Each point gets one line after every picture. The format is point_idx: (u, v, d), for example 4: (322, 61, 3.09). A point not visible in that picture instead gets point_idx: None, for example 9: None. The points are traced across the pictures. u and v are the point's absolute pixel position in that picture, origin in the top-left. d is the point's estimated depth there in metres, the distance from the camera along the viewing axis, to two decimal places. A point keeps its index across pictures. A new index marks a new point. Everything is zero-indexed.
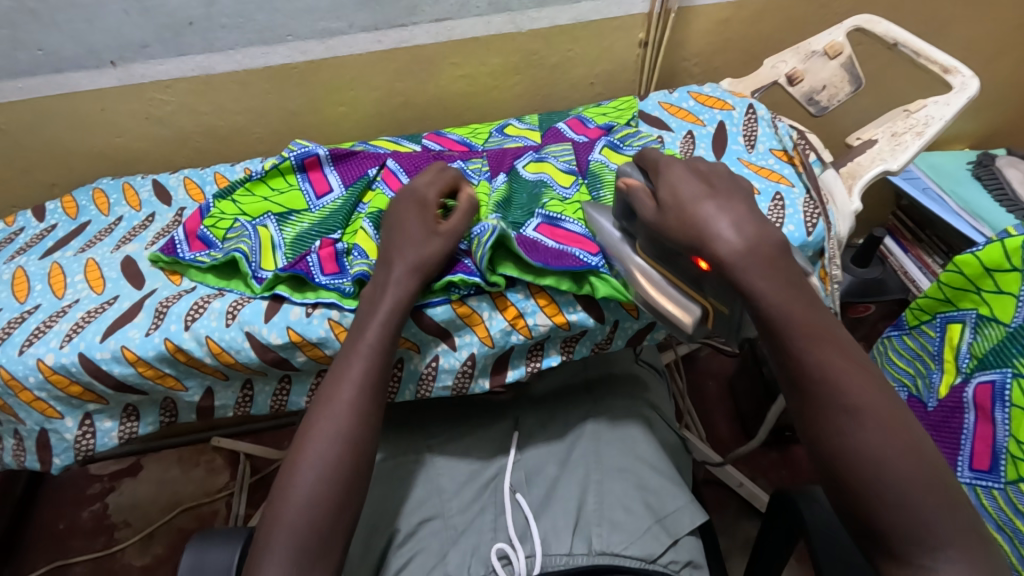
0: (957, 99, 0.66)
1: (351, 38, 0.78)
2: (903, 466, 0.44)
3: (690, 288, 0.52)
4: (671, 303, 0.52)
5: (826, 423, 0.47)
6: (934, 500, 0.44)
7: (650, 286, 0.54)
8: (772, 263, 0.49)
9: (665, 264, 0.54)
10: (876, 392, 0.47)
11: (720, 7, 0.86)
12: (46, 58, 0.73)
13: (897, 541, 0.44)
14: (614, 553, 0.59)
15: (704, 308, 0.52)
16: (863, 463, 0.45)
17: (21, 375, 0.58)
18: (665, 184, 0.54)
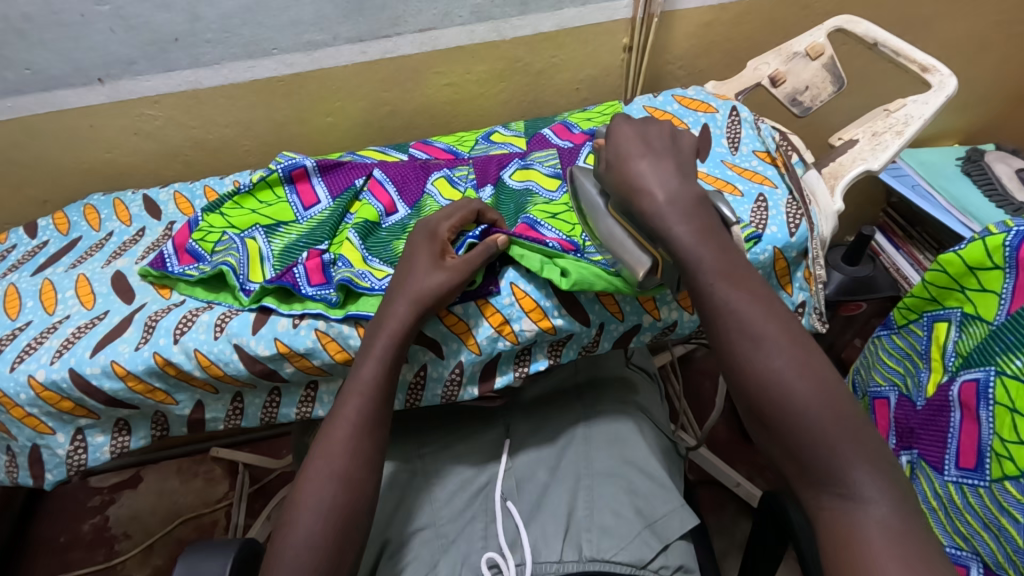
0: (935, 98, 0.66)
1: (335, 50, 0.79)
2: (805, 388, 0.44)
3: (643, 239, 0.54)
4: (622, 253, 0.54)
5: (736, 355, 0.47)
6: (840, 421, 0.43)
7: (610, 238, 0.55)
8: (689, 211, 0.52)
9: (625, 216, 0.55)
10: (778, 319, 0.47)
11: (702, 11, 0.86)
12: (34, 77, 0.74)
13: (817, 470, 0.43)
14: (604, 559, 0.60)
15: (654, 258, 0.53)
16: (778, 396, 0.45)
17: (12, 392, 0.59)
18: (613, 148, 0.57)
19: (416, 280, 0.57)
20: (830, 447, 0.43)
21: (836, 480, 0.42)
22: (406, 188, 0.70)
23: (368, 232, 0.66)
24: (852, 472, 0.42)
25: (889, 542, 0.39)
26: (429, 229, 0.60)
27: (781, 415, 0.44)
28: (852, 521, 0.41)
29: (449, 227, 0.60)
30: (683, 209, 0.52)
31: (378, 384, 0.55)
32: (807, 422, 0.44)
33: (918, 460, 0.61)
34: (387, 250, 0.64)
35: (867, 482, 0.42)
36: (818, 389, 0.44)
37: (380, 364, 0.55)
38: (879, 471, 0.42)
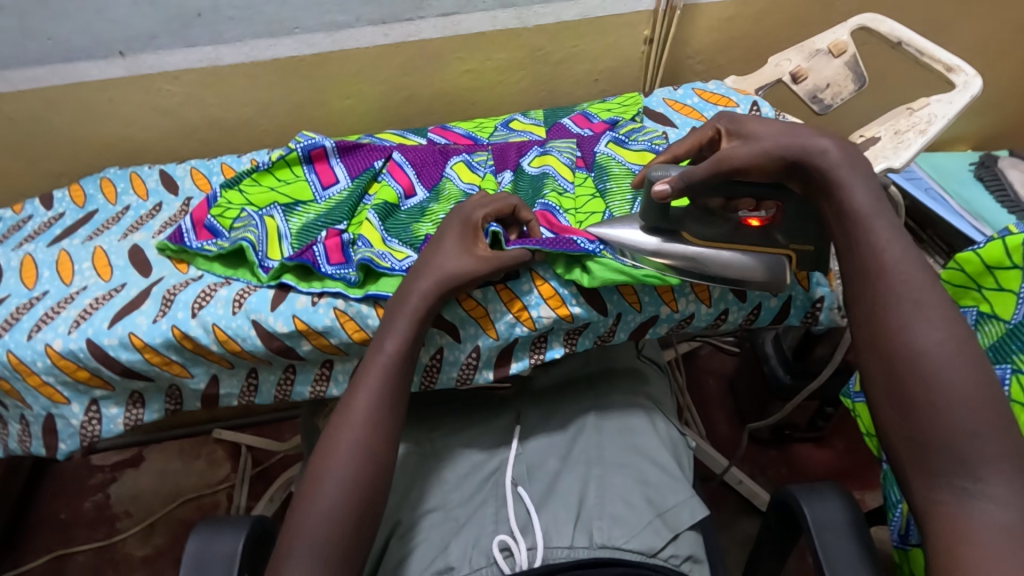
0: (960, 98, 0.66)
1: (357, 32, 0.79)
2: (963, 381, 0.43)
3: (759, 245, 0.57)
4: (754, 259, 0.56)
5: (889, 321, 0.46)
6: (989, 419, 0.42)
7: (728, 256, 0.56)
8: (870, 173, 0.52)
9: (722, 237, 0.57)
10: (944, 304, 0.46)
11: (724, 6, 0.86)
12: (55, 48, 0.74)
13: (944, 451, 0.42)
14: (615, 546, 0.59)
15: (789, 254, 0.57)
16: (926, 377, 0.44)
17: (29, 360, 0.59)
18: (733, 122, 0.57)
19: (437, 256, 0.57)
20: (968, 437, 0.42)
21: (962, 472, 0.41)
22: (426, 171, 0.70)
23: (387, 214, 0.66)
24: (987, 469, 0.40)
25: (1008, 548, 0.38)
26: (464, 217, 0.59)
27: (921, 396, 0.43)
28: (969, 516, 0.40)
29: (484, 216, 0.59)
30: (859, 165, 0.52)
31: (400, 368, 0.55)
32: (947, 409, 0.42)
33: None
34: (407, 232, 0.65)
35: (996, 481, 0.40)
36: (965, 375, 0.43)
37: (400, 339, 0.55)
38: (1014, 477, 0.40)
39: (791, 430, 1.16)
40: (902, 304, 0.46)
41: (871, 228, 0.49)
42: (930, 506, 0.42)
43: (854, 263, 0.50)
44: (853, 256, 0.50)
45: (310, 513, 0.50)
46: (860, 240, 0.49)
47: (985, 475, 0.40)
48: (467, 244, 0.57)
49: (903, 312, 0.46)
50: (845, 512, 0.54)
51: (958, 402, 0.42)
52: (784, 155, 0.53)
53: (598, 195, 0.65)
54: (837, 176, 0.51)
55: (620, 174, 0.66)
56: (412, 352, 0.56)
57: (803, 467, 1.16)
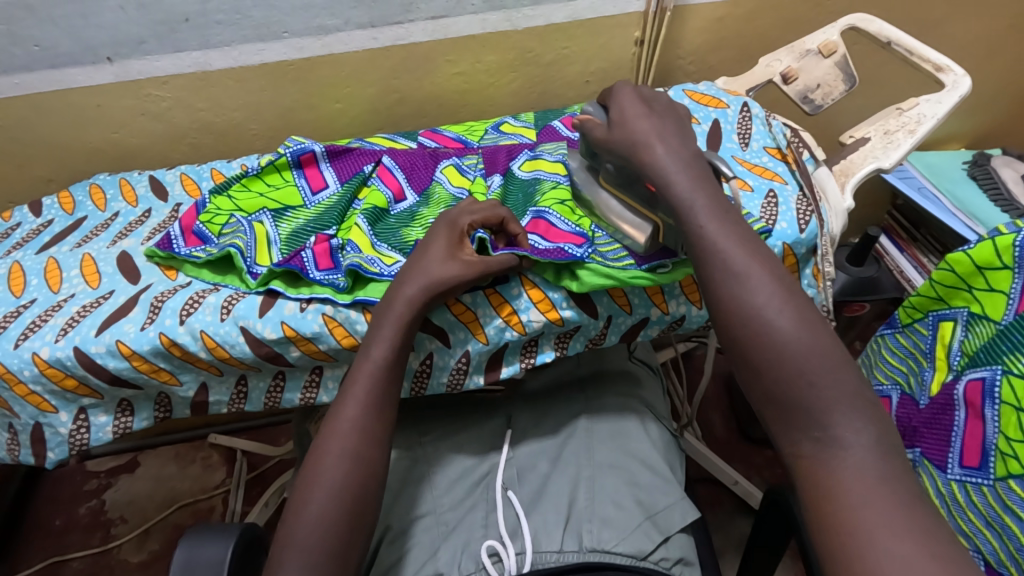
0: (948, 98, 0.66)
1: (346, 35, 0.79)
2: (791, 336, 0.46)
3: (641, 207, 0.57)
4: (623, 223, 0.58)
5: (722, 293, 0.49)
6: (820, 365, 0.45)
7: (607, 211, 0.59)
8: (689, 163, 0.54)
9: (621, 187, 0.59)
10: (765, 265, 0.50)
11: (714, 7, 0.86)
12: (42, 54, 0.74)
13: (794, 410, 0.45)
14: (605, 550, 0.59)
15: (655, 224, 0.56)
16: (763, 341, 0.46)
17: (16, 369, 0.58)
18: (615, 110, 0.60)
19: (424, 262, 0.57)
20: (809, 388, 0.44)
21: (811, 422, 0.44)
22: (415, 175, 0.70)
23: (377, 218, 0.66)
24: (833, 417, 0.43)
25: (866, 490, 0.40)
26: (450, 222, 0.60)
27: (764, 356, 0.46)
28: (828, 466, 0.42)
29: (470, 222, 0.59)
30: (683, 161, 0.54)
31: (388, 373, 0.55)
32: (785, 367, 0.45)
33: (920, 458, 0.61)
34: (396, 237, 0.64)
35: (843, 424, 0.43)
36: (800, 332, 0.46)
37: (387, 343, 0.55)
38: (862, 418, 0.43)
39: None
40: (719, 275, 0.49)
41: (694, 210, 0.51)
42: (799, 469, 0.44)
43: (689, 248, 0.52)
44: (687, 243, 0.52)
45: (303, 516, 0.50)
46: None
47: (829, 419, 0.43)
48: (455, 249, 0.57)
49: (726, 282, 0.49)
50: None
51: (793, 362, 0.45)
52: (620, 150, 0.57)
53: None
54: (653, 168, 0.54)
55: None
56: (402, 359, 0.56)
57: None
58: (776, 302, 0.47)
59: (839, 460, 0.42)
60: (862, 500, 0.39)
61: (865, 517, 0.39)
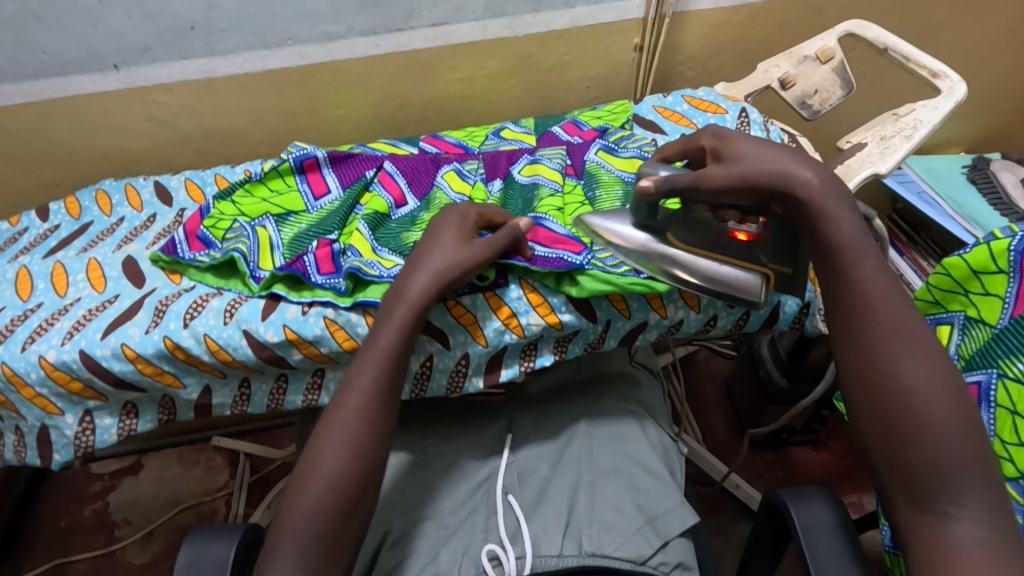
0: (944, 104, 0.66)
1: (349, 42, 0.80)
2: (950, 415, 0.44)
3: (743, 261, 0.56)
4: (732, 279, 0.55)
5: (877, 353, 0.47)
6: (970, 450, 0.43)
7: (705, 267, 0.55)
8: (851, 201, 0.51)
9: (705, 246, 0.56)
10: (921, 327, 0.47)
11: (714, 13, 0.87)
12: (50, 61, 0.75)
13: (927, 483, 0.43)
14: (605, 554, 0.60)
15: (766, 274, 0.56)
16: (914, 408, 0.44)
17: (23, 371, 0.59)
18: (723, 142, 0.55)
19: (434, 258, 0.57)
20: (952, 467, 0.43)
21: (941, 496, 0.43)
22: (417, 180, 0.71)
23: (378, 223, 0.67)
24: (965, 495, 0.42)
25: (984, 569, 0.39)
26: (460, 212, 0.61)
27: (905, 422, 0.44)
28: (946, 538, 0.41)
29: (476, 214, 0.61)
30: (844, 196, 0.51)
31: (389, 378, 0.55)
32: (931, 441, 0.43)
33: None
34: (397, 241, 0.65)
35: (974, 506, 0.42)
36: (960, 408, 0.44)
37: (388, 349, 0.56)
38: (985, 500, 0.42)
39: (788, 433, 1.16)
40: (887, 337, 0.47)
41: (858, 261, 0.49)
42: (913, 536, 0.43)
43: (840, 295, 0.50)
44: (836, 288, 0.50)
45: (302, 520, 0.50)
46: (841, 265, 0.50)
47: (965, 499, 0.42)
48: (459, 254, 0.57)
49: (893, 345, 0.46)
50: (830, 515, 0.54)
51: (950, 440, 0.43)
52: (768, 187, 0.51)
53: (587, 203, 0.66)
54: (820, 208, 0.50)
55: (608, 181, 0.67)
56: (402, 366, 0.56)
57: (799, 469, 1.16)
58: (936, 370, 0.45)
59: (958, 534, 0.41)
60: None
61: None
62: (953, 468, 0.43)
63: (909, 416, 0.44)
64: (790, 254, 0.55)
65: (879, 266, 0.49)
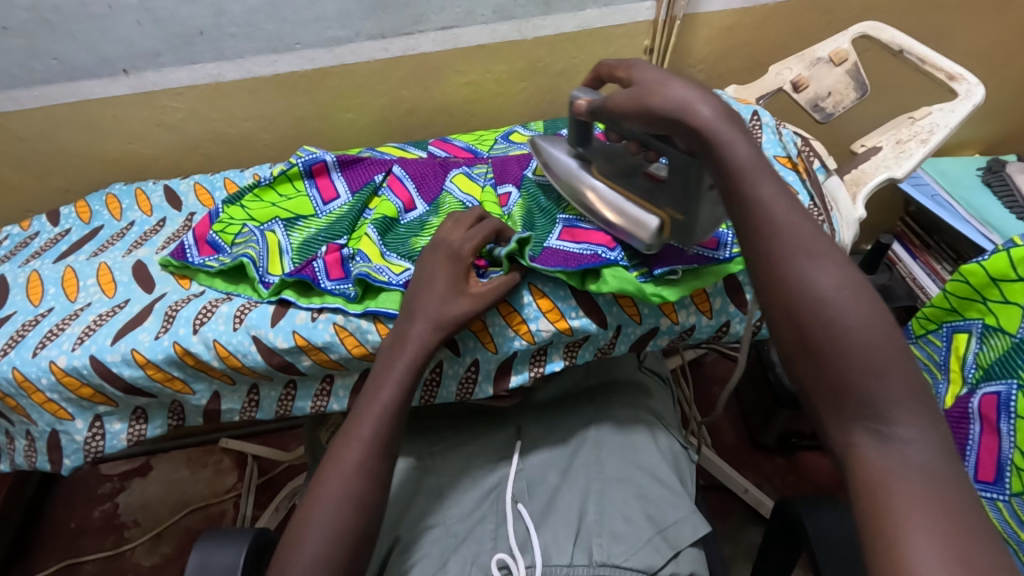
0: (962, 107, 0.65)
1: (357, 46, 0.79)
2: (866, 327, 0.39)
3: (645, 201, 0.57)
4: (627, 215, 0.57)
5: (785, 270, 0.42)
6: (891, 357, 0.38)
7: (604, 205, 0.59)
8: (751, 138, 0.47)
9: (618, 181, 0.60)
10: (836, 249, 0.43)
11: (724, 15, 0.86)
12: (60, 67, 0.75)
13: (852, 401, 0.38)
14: (614, 564, 0.59)
15: (661, 218, 0.55)
16: (830, 321, 0.39)
17: (34, 377, 0.59)
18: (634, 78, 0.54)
19: (428, 295, 0.57)
20: (875, 378, 0.38)
21: (871, 415, 0.37)
22: (425, 185, 0.70)
23: (387, 228, 0.66)
24: (895, 411, 0.37)
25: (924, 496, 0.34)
26: (451, 250, 0.59)
27: (821, 339, 0.39)
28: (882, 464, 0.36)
29: (472, 248, 0.59)
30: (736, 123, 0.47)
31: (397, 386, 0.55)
32: (849, 352, 0.38)
33: None
34: (406, 246, 0.65)
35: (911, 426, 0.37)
36: (873, 317, 0.39)
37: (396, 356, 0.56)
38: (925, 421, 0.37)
39: (798, 438, 1.14)
40: (789, 249, 0.42)
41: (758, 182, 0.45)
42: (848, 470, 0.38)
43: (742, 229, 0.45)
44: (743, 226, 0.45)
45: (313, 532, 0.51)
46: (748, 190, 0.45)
47: (897, 419, 0.37)
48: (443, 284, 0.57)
49: (795, 258, 0.42)
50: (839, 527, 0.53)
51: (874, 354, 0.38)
52: (663, 113, 0.49)
53: None
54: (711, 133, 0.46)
55: None
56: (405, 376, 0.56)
57: (809, 476, 1.15)
58: (849, 286, 0.41)
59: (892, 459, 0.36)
60: (913, 506, 0.34)
61: (917, 522, 0.33)
62: (883, 382, 0.38)
63: (822, 329, 0.40)
64: (684, 200, 0.54)
65: (780, 186, 0.45)
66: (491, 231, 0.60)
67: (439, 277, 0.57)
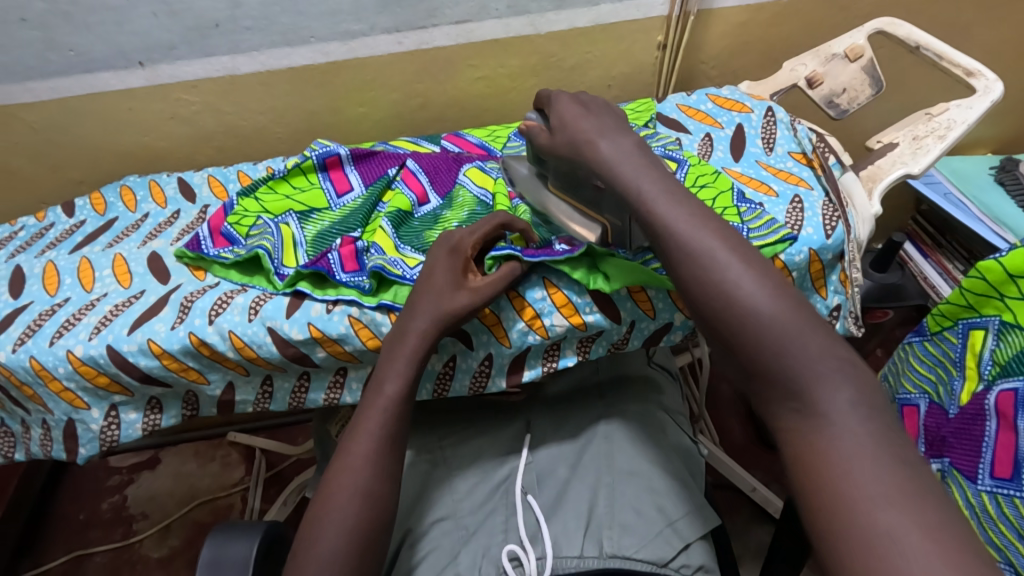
0: (979, 103, 0.65)
1: (372, 40, 0.79)
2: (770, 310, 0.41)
3: (589, 210, 0.58)
4: (573, 225, 0.59)
5: (680, 274, 0.46)
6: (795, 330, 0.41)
7: (556, 212, 0.60)
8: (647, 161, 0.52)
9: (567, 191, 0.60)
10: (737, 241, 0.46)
11: (739, 10, 0.86)
12: (77, 59, 0.75)
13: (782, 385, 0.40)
14: (624, 556, 0.59)
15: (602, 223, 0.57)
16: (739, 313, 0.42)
17: (51, 366, 0.60)
18: (554, 114, 0.58)
19: (433, 284, 0.57)
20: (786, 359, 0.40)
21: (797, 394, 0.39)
22: (439, 179, 0.70)
23: (401, 221, 0.67)
24: (816, 385, 0.39)
25: (860, 460, 0.35)
26: (451, 246, 0.59)
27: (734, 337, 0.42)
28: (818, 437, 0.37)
29: (473, 242, 0.59)
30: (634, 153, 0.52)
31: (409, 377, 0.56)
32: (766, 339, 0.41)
33: (949, 469, 0.59)
34: (419, 239, 0.65)
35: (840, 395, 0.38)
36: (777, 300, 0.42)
37: (411, 347, 0.56)
38: (856, 387, 0.38)
39: None
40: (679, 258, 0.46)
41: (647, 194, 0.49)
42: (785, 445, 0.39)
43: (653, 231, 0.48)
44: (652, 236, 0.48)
45: (327, 522, 0.51)
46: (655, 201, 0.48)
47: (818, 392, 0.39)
48: (459, 276, 0.57)
49: (684, 263, 0.46)
50: None
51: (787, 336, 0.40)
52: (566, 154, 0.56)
53: None
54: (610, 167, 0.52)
55: None
56: (419, 369, 0.56)
57: None
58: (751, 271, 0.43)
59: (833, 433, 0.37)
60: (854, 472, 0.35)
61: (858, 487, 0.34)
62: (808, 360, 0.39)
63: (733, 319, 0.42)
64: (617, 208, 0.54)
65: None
66: (496, 226, 0.60)
67: (440, 273, 0.57)
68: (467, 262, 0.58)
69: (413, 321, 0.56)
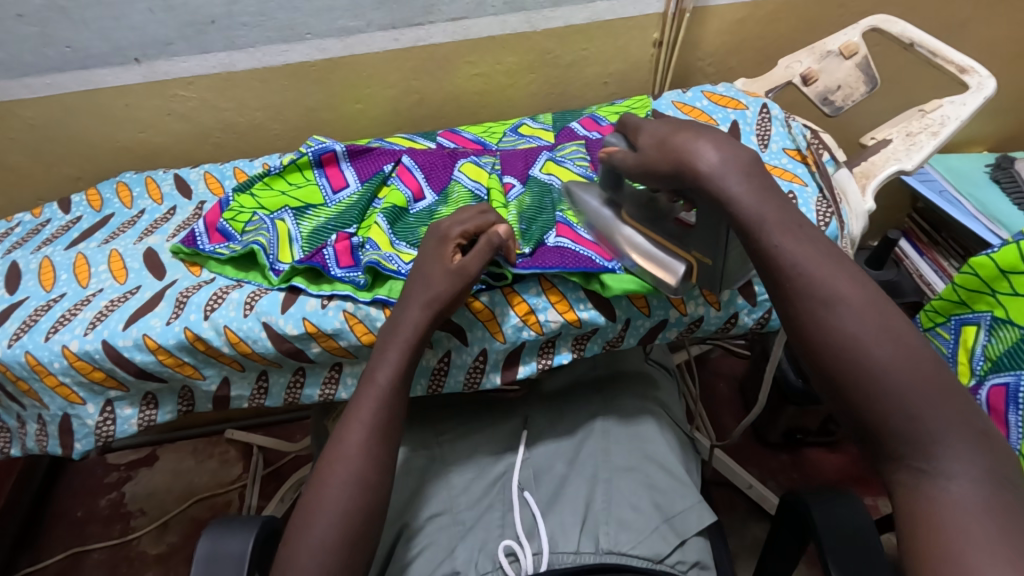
0: (973, 100, 0.65)
1: (368, 37, 0.80)
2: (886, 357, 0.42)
3: (674, 246, 0.54)
4: (654, 262, 0.54)
5: (809, 320, 0.45)
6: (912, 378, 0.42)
7: (634, 249, 0.55)
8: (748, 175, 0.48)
9: (646, 224, 0.56)
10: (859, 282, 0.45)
11: (735, 7, 0.86)
12: (74, 55, 0.76)
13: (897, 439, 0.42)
14: (621, 552, 0.59)
15: (689, 262, 0.54)
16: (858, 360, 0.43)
17: (46, 361, 0.60)
18: (643, 135, 0.53)
19: (428, 280, 0.57)
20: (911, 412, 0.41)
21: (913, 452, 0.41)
22: (435, 175, 0.70)
23: (396, 217, 0.67)
24: (938, 445, 0.40)
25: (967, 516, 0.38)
26: (441, 234, 0.59)
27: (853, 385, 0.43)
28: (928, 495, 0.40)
29: (460, 232, 0.59)
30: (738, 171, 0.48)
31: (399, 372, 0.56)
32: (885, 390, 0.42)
33: None
34: (414, 235, 0.65)
35: (948, 454, 0.40)
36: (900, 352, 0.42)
37: (403, 344, 0.56)
38: (974, 442, 0.40)
39: (802, 435, 1.14)
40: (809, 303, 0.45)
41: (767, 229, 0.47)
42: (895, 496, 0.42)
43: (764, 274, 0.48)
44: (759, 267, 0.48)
45: (323, 513, 0.52)
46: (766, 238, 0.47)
47: (938, 452, 0.40)
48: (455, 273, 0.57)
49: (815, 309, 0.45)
50: (849, 518, 0.54)
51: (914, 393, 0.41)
52: (667, 174, 0.50)
53: None
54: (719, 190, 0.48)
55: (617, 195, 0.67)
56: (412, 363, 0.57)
57: (814, 472, 1.15)
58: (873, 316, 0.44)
59: (941, 488, 0.39)
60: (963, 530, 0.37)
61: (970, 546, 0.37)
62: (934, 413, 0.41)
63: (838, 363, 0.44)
64: (714, 247, 0.53)
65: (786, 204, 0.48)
66: (484, 217, 0.60)
67: (434, 270, 0.57)
68: (451, 250, 0.58)
69: (405, 314, 0.57)
